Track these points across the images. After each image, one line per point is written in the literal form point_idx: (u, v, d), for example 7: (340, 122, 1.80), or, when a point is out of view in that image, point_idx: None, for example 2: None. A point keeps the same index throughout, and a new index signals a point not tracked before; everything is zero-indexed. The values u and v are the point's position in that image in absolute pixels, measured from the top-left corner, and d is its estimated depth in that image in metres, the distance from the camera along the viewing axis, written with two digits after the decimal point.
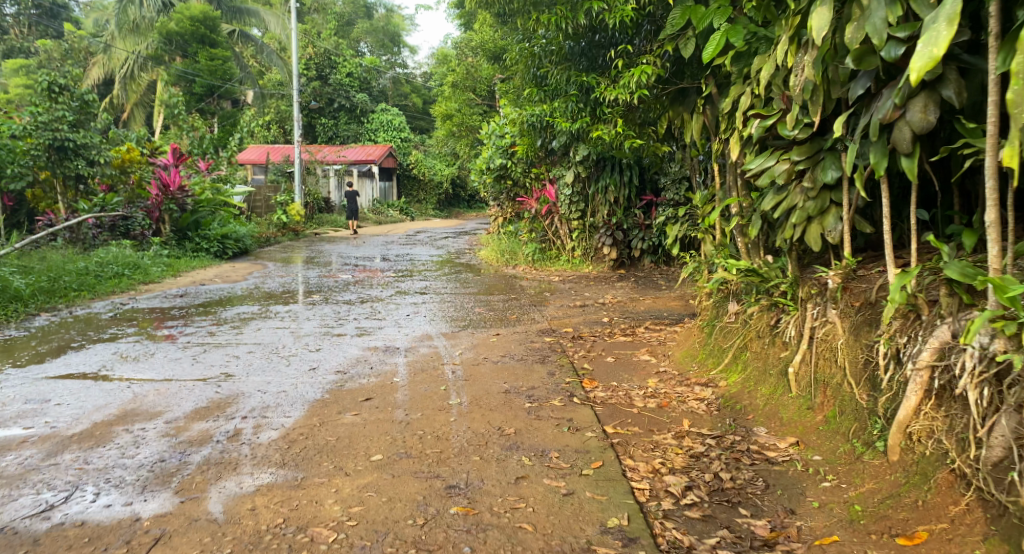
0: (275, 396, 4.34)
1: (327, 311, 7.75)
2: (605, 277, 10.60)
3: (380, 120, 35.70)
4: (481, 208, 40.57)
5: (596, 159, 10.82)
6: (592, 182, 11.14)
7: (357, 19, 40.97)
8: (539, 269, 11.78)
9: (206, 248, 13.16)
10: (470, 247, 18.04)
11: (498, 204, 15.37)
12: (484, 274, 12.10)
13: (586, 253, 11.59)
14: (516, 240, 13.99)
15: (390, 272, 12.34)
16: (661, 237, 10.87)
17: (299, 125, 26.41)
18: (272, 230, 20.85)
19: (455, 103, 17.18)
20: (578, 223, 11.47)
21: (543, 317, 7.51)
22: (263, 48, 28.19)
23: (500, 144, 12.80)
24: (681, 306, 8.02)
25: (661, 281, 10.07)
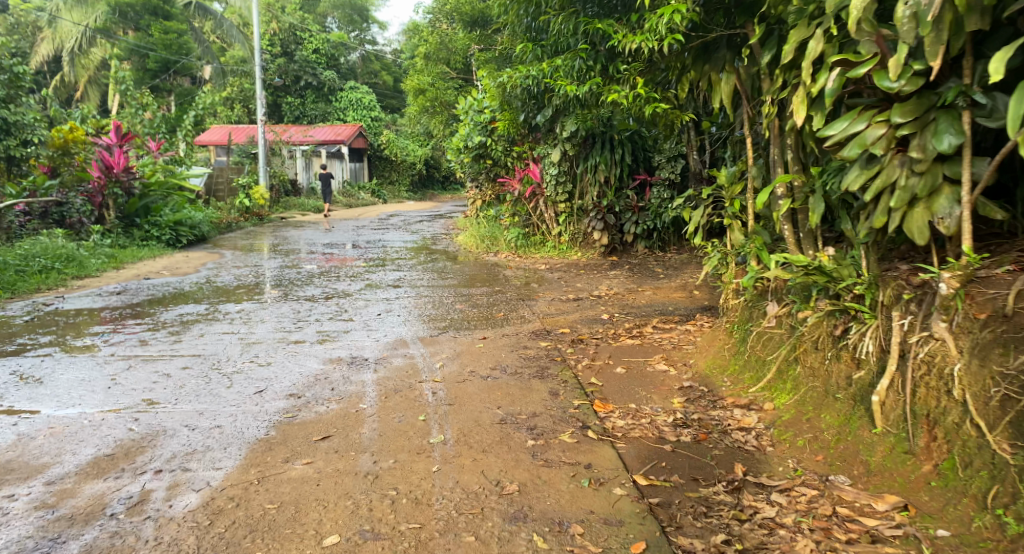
0: (206, 435, 3.39)
1: (286, 310, 6.78)
2: (597, 265, 9.72)
3: (349, 98, 34.38)
4: (456, 189, 39.46)
5: (587, 136, 9.99)
6: (581, 161, 10.25)
7: None
8: (523, 256, 10.88)
9: (156, 237, 11.97)
10: (447, 232, 17.06)
11: (477, 185, 14.40)
12: (463, 262, 11.19)
13: (574, 239, 10.69)
14: (496, 224, 13.06)
15: (362, 261, 11.34)
16: (657, 220, 10.03)
17: (263, 103, 25.10)
18: (235, 214, 19.69)
19: (427, 76, 16.11)
20: (566, 206, 10.59)
21: (535, 315, 6.63)
22: (223, 22, 26.76)
23: (478, 120, 11.83)
24: (687, 300, 7.17)
25: (659, 268, 9.21)
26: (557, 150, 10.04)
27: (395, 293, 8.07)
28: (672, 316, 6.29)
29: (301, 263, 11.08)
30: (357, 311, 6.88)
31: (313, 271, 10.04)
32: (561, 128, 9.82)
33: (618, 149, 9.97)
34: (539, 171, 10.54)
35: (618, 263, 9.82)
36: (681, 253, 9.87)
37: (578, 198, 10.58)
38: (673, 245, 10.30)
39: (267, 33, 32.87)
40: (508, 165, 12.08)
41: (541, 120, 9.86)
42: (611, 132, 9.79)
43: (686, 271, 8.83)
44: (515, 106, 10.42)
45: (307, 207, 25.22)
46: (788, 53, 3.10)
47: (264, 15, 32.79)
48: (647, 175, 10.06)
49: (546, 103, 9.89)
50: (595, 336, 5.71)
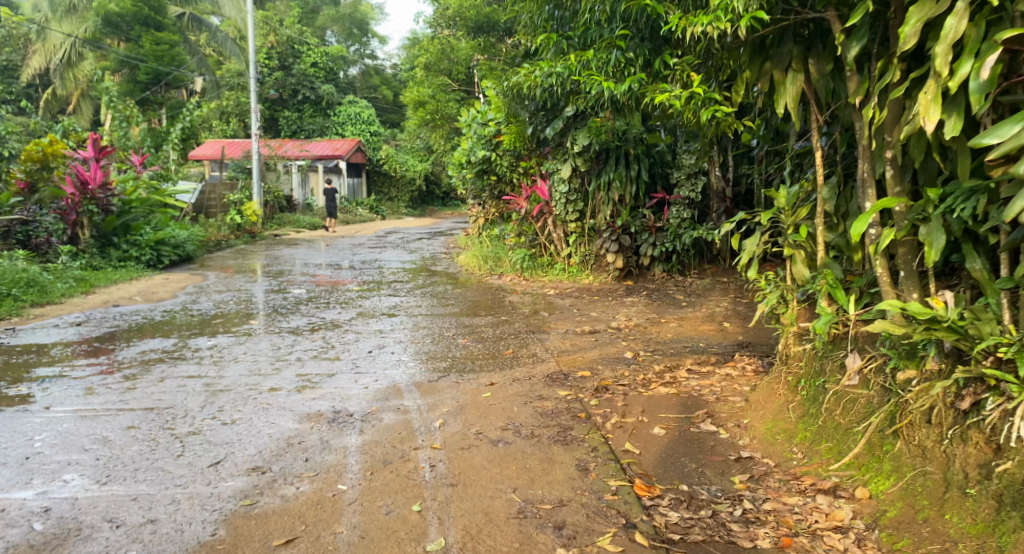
0: (132, 536, 2.62)
1: (266, 347, 5.97)
2: (614, 292, 8.99)
3: (347, 113, 33.73)
4: (457, 205, 38.71)
5: (601, 152, 9.35)
6: (593, 178, 9.56)
7: (321, 7, 38.90)
8: (530, 280, 10.18)
9: (135, 257, 11.27)
10: (447, 251, 16.30)
11: (480, 202, 13.65)
12: (465, 285, 10.43)
13: (586, 262, 9.98)
14: (500, 244, 12.31)
15: (356, 284, 10.56)
16: (676, 242, 9.18)
17: (258, 117, 24.41)
18: (227, 232, 18.93)
19: (428, 88, 15.42)
20: (578, 227, 9.93)
21: (550, 354, 5.80)
22: (217, 34, 26.16)
23: (482, 133, 11.09)
24: (719, 336, 6.37)
25: (680, 297, 8.39)
26: (568, 165, 9.36)
27: (390, 324, 7.25)
28: (708, 358, 5.49)
29: (290, 288, 10.30)
30: (343, 348, 6.01)
31: (302, 296, 9.27)
32: (572, 141, 9.16)
33: (633, 166, 9.23)
34: (548, 187, 9.91)
35: (634, 289, 9.08)
36: (702, 279, 9.08)
37: (591, 219, 9.86)
38: (694, 270, 9.43)
39: (264, 47, 32.30)
40: (513, 183, 11.33)
41: (551, 134, 9.25)
42: (626, 146, 9.16)
43: (710, 300, 8.06)
44: (525, 115, 9.77)
45: (303, 224, 24.46)
46: (902, 40, 2.35)
47: (261, 28, 32.24)
48: (666, 192, 9.28)
49: (558, 114, 9.31)
50: (621, 383, 4.89)
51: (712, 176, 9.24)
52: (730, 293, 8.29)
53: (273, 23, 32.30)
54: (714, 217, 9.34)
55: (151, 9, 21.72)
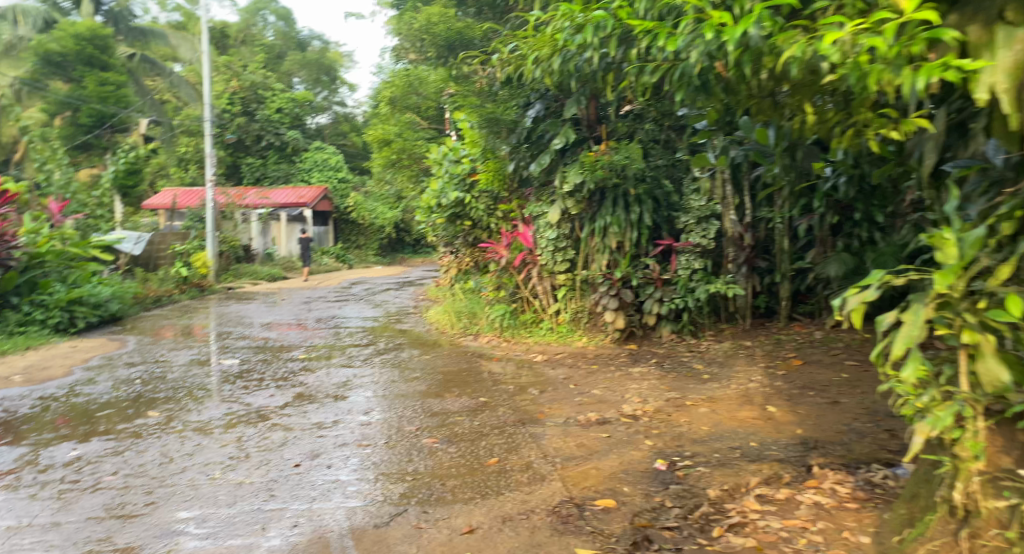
0: None
1: (152, 457, 4.31)
2: (614, 358, 7.53)
3: (313, 158, 32.22)
4: (429, 253, 37.06)
5: (598, 193, 8.05)
6: (587, 222, 8.20)
7: (287, 51, 37.67)
8: (512, 343, 8.70)
9: (39, 319, 9.71)
10: (417, 305, 14.70)
11: (452, 250, 12.17)
12: (437, 349, 8.91)
13: (581, 321, 8.55)
14: (477, 298, 10.80)
15: (302, 349, 8.96)
16: (687, 298, 7.73)
17: (213, 162, 22.79)
18: (171, 286, 17.17)
19: (393, 126, 14.02)
20: (570, 282, 8.54)
21: (550, 464, 4.19)
22: (171, 76, 24.67)
23: (452, 171, 9.59)
24: (770, 430, 4.81)
25: (696, 367, 6.90)
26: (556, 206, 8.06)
27: (334, 412, 5.56)
28: (774, 470, 3.93)
29: (225, 354, 8.71)
30: (260, 457, 4.33)
31: (232, 369, 7.63)
32: (559, 179, 7.91)
33: (633, 207, 7.83)
34: (531, 232, 8.49)
35: (637, 353, 7.63)
36: (720, 343, 7.60)
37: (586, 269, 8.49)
38: (707, 329, 7.89)
39: (225, 91, 30.94)
40: (491, 229, 9.86)
41: (532, 172, 7.92)
42: (626, 184, 7.74)
43: (736, 373, 6.61)
44: (505, 149, 8.37)
45: (259, 275, 22.70)
46: None
47: (222, 72, 30.88)
48: (672, 238, 7.86)
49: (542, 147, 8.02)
50: (664, 525, 3.32)
51: (727, 219, 7.86)
52: (759, 363, 6.85)
53: (235, 66, 30.98)
54: (730, 266, 7.85)
55: (96, 47, 20.31)
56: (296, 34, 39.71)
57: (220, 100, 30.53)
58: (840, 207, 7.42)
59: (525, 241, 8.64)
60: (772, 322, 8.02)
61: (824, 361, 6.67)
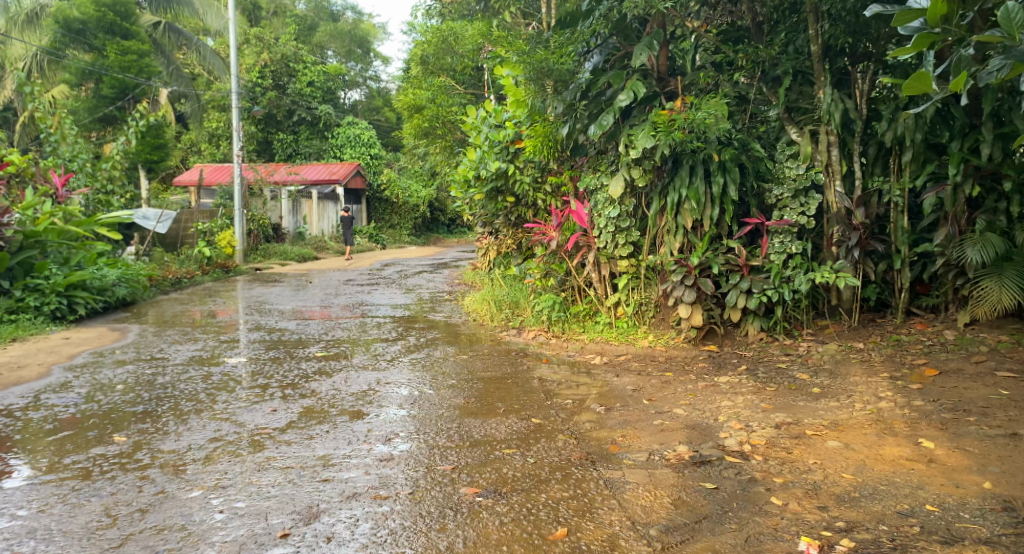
0: None
1: (91, 518, 3.17)
2: (691, 364, 6.22)
3: (346, 134, 31.07)
4: (464, 232, 35.78)
5: (670, 162, 6.70)
6: (657, 196, 6.86)
7: (320, 24, 36.45)
8: (563, 340, 7.45)
9: (34, 306, 8.73)
10: (452, 289, 13.46)
11: (492, 231, 10.90)
12: (476, 346, 7.68)
13: (644, 316, 7.24)
14: (519, 287, 9.55)
15: (321, 345, 7.82)
16: (781, 289, 6.38)
17: (241, 136, 21.74)
18: (193, 267, 16.25)
19: (426, 92, 12.71)
20: (634, 269, 7.21)
21: (645, 544, 2.97)
22: (198, 47, 23.65)
23: (493, 137, 8.24)
24: (943, 482, 3.45)
25: (800, 377, 5.56)
26: (620, 177, 6.75)
27: (348, 438, 4.34)
28: None
29: (232, 350, 7.59)
30: (238, 519, 3.15)
31: (235, 370, 6.49)
32: (623, 143, 6.58)
33: (715, 178, 6.46)
34: (587, 210, 7.16)
35: (719, 358, 6.32)
36: (822, 346, 6.22)
37: (654, 254, 7.15)
38: (804, 328, 6.52)
39: (256, 65, 29.95)
40: (537, 206, 8.57)
41: (591, 136, 6.61)
42: (709, 149, 6.40)
43: (855, 387, 5.25)
44: (558, 109, 7.04)
45: (289, 255, 21.74)
46: None
47: (254, 45, 29.87)
48: (762, 216, 6.49)
49: (602, 106, 6.70)
50: None
51: (830, 193, 6.46)
52: (880, 374, 5.47)
53: (266, 39, 29.93)
54: (835, 250, 6.44)
55: (117, 15, 19.18)
56: (329, 6, 38.42)
57: (251, 74, 29.52)
58: (983, 176, 6.01)
59: (579, 221, 7.25)
60: (883, 319, 6.60)
61: (969, 373, 5.26)
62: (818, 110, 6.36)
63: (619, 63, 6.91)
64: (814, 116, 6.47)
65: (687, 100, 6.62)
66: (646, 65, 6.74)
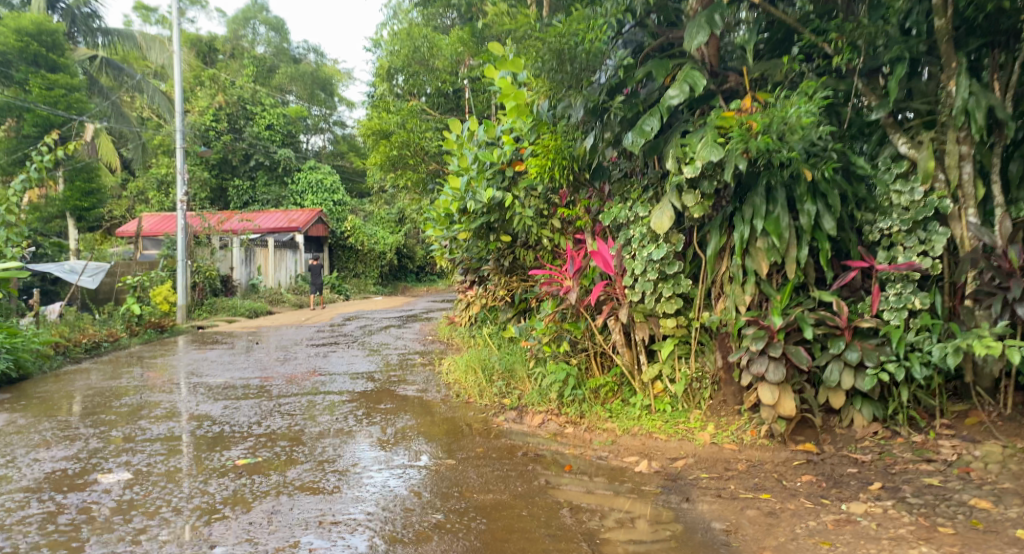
0: None
1: None
2: (789, 477, 4.24)
3: (306, 179, 29.01)
4: (434, 281, 33.66)
5: (735, 185, 4.87)
6: (717, 233, 5.00)
7: (280, 66, 34.73)
8: (582, 431, 5.71)
9: None
10: (426, 350, 11.35)
11: (477, 280, 8.98)
12: (463, 440, 5.69)
13: (696, 399, 5.36)
14: (517, 351, 7.69)
15: (247, 445, 5.68)
16: (907, 362, 4.46)
17: (185, 179, 19.58)
18: (118, 327, 14.03)
19: (395, 117, 10.87)
20: (682, 332, 5.34)
21: None
22: (139, 83, 21.65)
23: (483, 159, 6.44)
24: None
25: (980, 506, 3.60)
26: (666, 206, 4.90)
27: None
28: None
29: (121, 454, 5.45)
30: None
31: (107, 501, 4.34)
32: (671, 156, 4.74)
33: (803, 205, 4.62)
34: (616, 252, 5.26)
35: (824, 465, 4.39)
36: (976, 446, 4.28)
37: (710, 312, 5.26)
38: (937, 418, 4.60)
39: (210, 106, 27.94)
40: (538, 249, 6.73)
41: (627, 147, 4.78)
42: (796, 165, 4.55)
43: None
44: (576, 114, 5.24)
45: (238, 310, 19.46)
46: None
47: (209, 86, 27.98)
48: (868, 259, 4.65)
49: (639, 108, 4.89)
50: None
51: (960, 225, 4.60)
52: None
53: (222, 80, 28.12)
54: (975, 305, 4.56)
55: (43, 45, 17.39)
56: (291, 48, 36.77)
57: (204, 117, 27.51)
58: None
59: (603, 266, 5.36)
60: None
61: None
62: (944, 108, 4.56)
63: (655, 55, 5.13)
64: (936, 121, 4.66)
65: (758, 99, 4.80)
66: (696, 52, 4.95)
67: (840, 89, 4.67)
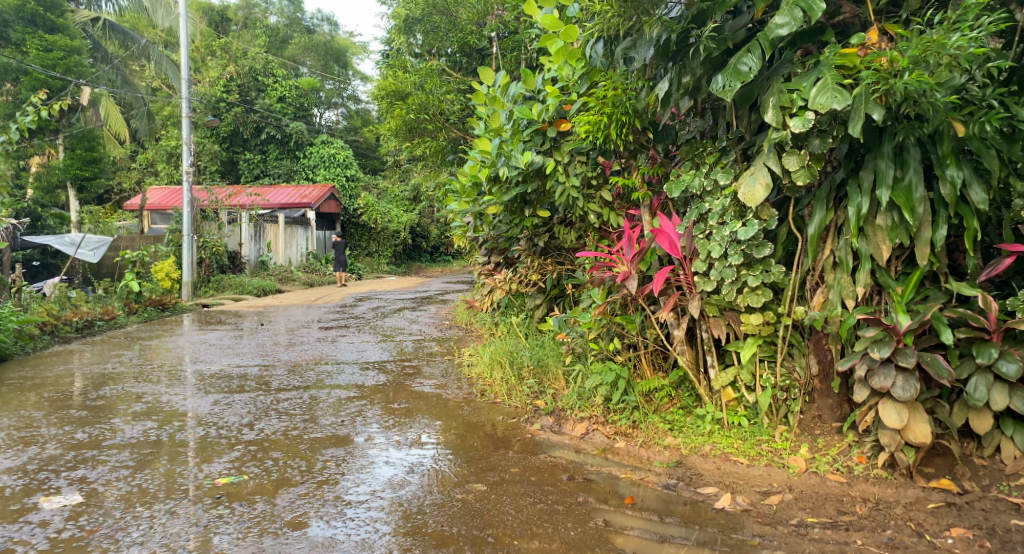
0: None
1: None
2: (935, 534, 3.31)
3: (319, 154, 27.96)
4: (448, 261, 32.68)
5: (849, 144, 3.79)
6: (822, 208, 3.92)
7: (294, 36, 33.58)
8: (636, 447, 4.76)
9: None
10: (443, 337, 10.38)
11: (503, 261, 7.96)
12: (493, 455, 4.73)
13: (781, 413, 4.36)
14: (550, 345, 6.71)
15: (232, 458, 4.73)
16: None
17: (191, 150, 18.63)
18: (115, 305, 13.17)
19: (413, 79, 9.82)
20: (768, 331, 4.28)
21: None
22: (145, 48, 20.69)
23: (519, 117, 5.39)
24: None
25: None
26: (760, 169, 3.85)
27: None
28: None
29: (79, 465, 4.51)
30: None
31: (39, 544, 3.42)
32: (773, 104, 3.67)
33: (945, 169, 3.53)
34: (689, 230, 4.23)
35: (973, 513, 3.41)
36: None
37: (804, 306, 4.22)
38: None
39: (221, 77, 26.93)
40: (581, 226, 5.72)
41: (715, 92, 3.73)
42: (941, 116, 3.45)
43: None
44: (643, 55, 4.21)
45: (246, 288, 18.57)
46: None
47: (219, 56, 26.97)
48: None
49: (729, 45, 3.83)
50: None
51: None
52: None
53: (233, 49, 27.09)
54: None
55: (41, 4, 16.46)
56: (304, 19, 35.60)
57: (214, 87, 26.50)
58: None
59: (668, 248, 4.36)
60: None
61: None
62: None
63: None
64: None
65: (886, 34, 3.71)
66: None
67: (1006, 16, 3.53)
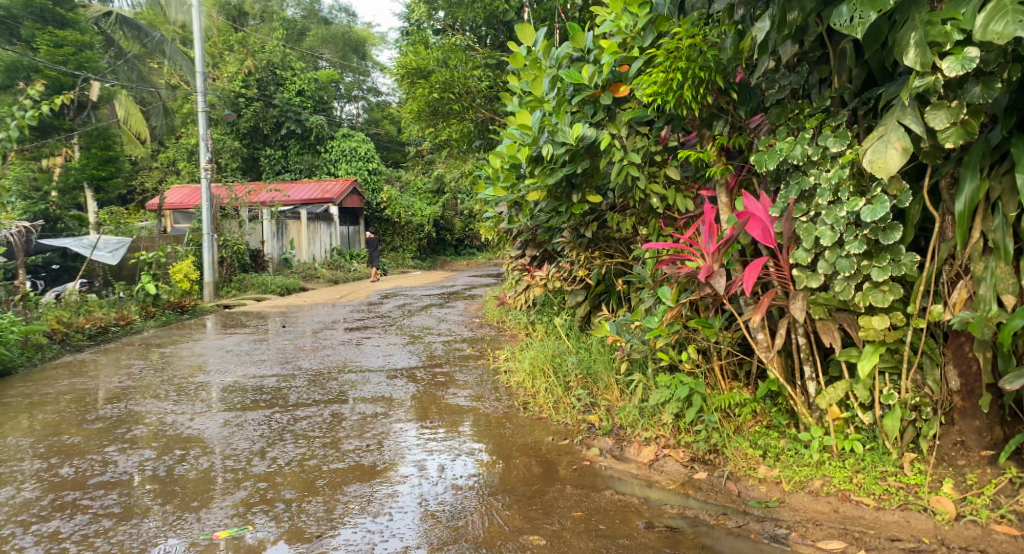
0: None
1: None
2: None
3: (340, 147, 27.27)
4: (474, 253, 31.92)
5: (1013, 92, 2.91)
6: (973, 176, 3.03)
7: (311, 28, 32.91)
8: (722, 482, 3.93)
9: None
10: (474, 337, 9.57)
11: (540, 255, 7.13)
12: (548, 494, 3.92)
13: (909, 438, 3.49)
14: (599, 351, 5.89)
15: (237, 501, 3.95)
16: None
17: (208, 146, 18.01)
18: (131, 310, 12.56)
19: (436, 58, 9.00)
20: (895, 337, 3.42)
21: None
22: (160, 42, 20.12)
23: (564, 84, 4.56)
24: None
25: None
26: (893, 130, 3.00)
27: None
28: None
29: (54, 515, 3.79)
30: None
31: None
32: (916, 41, 2.78)
33: None
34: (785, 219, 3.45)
35: None
36: None
37: (939, 304, 3.34)
38: None
39: (239, 72, 26.31)
40: (638, 213, 4.87)
41: (837, 28, 2.87)
42: None
43: None
44: None
45: (269, 287, 17.94)
46: None
47: (237, 51, 26.36)
48: None
49: None
50: None
51: None
52: None
53: (251, 43, 26.49)
54: None
55: None
56: (322, 10, 34.88)
57: (232, 83, 25.88)
58: None
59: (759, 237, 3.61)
60: None
61: None
62: None
63: None
64: None
65: None
66: None
67: None
